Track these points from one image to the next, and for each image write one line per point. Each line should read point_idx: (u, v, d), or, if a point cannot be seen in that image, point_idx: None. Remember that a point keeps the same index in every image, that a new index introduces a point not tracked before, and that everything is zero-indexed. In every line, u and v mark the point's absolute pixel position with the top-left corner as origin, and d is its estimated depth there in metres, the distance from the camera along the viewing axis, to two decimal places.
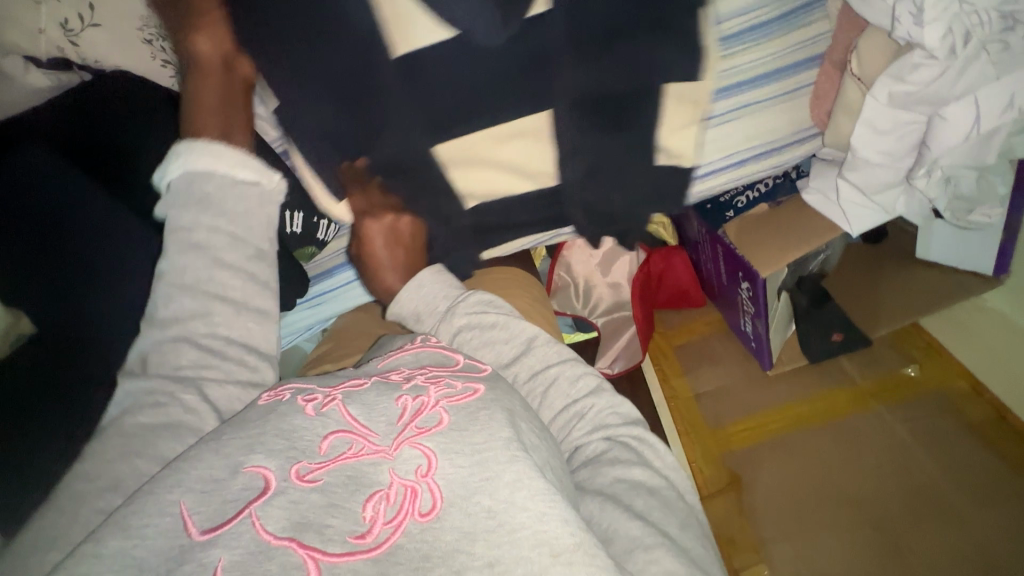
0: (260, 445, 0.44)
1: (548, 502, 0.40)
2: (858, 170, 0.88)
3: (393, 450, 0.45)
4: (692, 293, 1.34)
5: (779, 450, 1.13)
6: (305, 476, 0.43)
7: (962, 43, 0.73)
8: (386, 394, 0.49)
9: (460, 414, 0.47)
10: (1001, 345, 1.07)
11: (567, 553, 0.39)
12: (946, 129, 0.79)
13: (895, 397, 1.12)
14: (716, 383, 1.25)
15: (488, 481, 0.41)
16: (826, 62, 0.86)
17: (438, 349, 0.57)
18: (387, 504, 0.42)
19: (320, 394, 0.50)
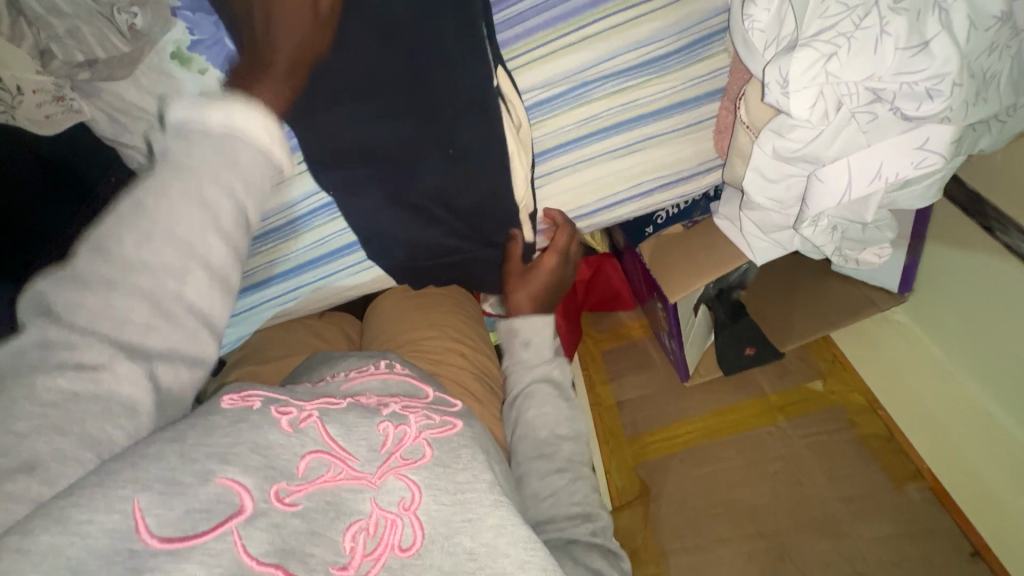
0: (232, 457, 0.42)
1: (529, 550, 0.43)
2: (755, 211, 0.90)
3: (376, 479, 0.44)
4: (622, 296, 1.43)
5: (688, 461, 1.22)
6: (284, 499, 0.41)
7: (833, 109, 0.71)
8: (364, 419, 0.47)
9: (443, 449, 0.47)
10: (897, 359, 1.18)
11: None
12: (823, 190, 0.77)
13: (794, 410, 1.24)
14: (637, 392, 1.35)
15: (470, 522, 0.43)
16: (725, 98, 0.84)
17: (404, 378, 0.57)
18: (368, 535, 0.41)
19: (295, 408, 0.48)
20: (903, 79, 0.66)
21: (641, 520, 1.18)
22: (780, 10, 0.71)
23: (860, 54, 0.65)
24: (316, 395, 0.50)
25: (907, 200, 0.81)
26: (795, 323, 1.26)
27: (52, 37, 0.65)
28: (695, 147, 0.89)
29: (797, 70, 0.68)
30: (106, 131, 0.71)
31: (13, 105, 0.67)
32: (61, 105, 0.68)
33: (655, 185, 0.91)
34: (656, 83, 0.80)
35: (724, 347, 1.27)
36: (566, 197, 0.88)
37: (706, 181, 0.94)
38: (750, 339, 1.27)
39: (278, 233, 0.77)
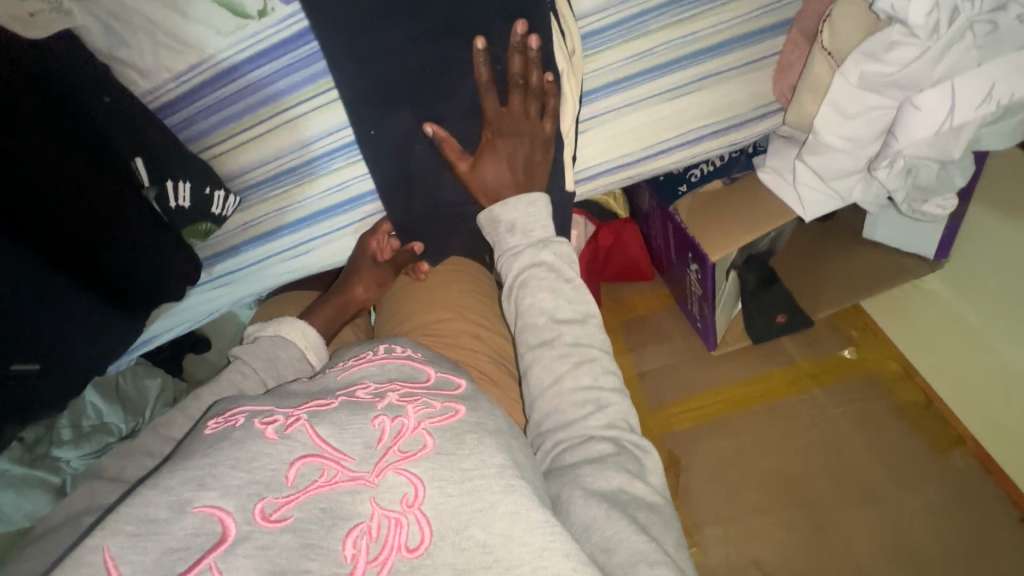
0: (210, 479, 0.36)
1: (549, 535, 0.37)
2: (819, 155, 0.82)
3: (375, 477, 0.38)
4: (643, 266, 1.34)
5: (721, 433, 1.16)
6: (271, 515, 0.35)
7: (945, 23, 0.67)
8: (357, 415, 0.41)
9: (446, 436, 0.41)
10: (925, 317, 1.15)
11: None
12: (917, 118, 0.73)
13: (826, 377, 1.19)
14: (660, 360, 1.27)
15: (481, 512, 0.37)
16: (794, 30, 0.80)
17: (405, 362, 0.50)
18: (371, 539, 0.36)
19: (280, 415, 0.41)
20: None
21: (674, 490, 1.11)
22: None
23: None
24: (305, 396, 0.44)
25: (988, 137, 0.78)
26: (827, 286, 1.20)
27: None
28: (751, 90, 0.83)
29: None
30: (97, 42, 0.58)
31: None
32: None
33: (691, 137, 0.85)
34: (711, 14, 0.75)
35: (754, 316, 1.19)
36: (616, 141, 0.82)
37: (761, 127, 0.89)
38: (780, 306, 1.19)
39: (293, 175, 0.70)
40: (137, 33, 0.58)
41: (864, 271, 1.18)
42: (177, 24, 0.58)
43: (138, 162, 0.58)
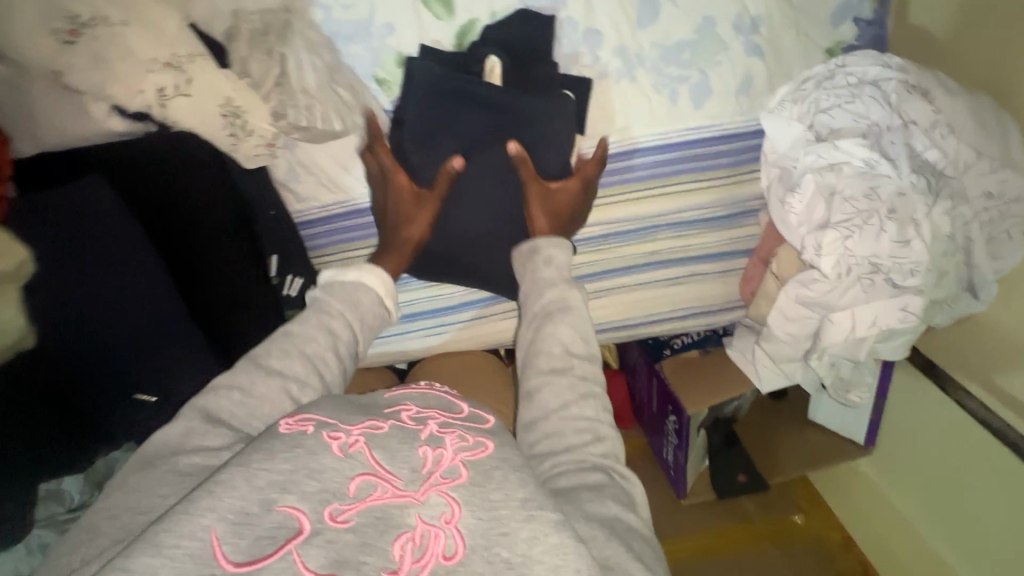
0: (291, 485, 0.46)
1: (559, 554, 0.46)
2: (771, 343, 1.00)
3: (419, 496, 0.48)
4: (624, 416, 1.40)
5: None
6: (337, 517, 0.45)
7: (847, 273, 0.88)
8: (406, 443, 0.51)
9: (477, 470, 0.51)
10: (860, 503, 1.26)
11: None
12: (833, 328, 0.93)
13: (778, 539, 1.28)
14: None
15: (506, 535, 0.47)
16: (756, 257, 1.04)
17: (442, 395, 0.61)
18: (415, 544, 0.45)
19: (342, 433, 0.51)
20: (894, 259, 0.86)
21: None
22: (810, 203, 0.91)
23: (868, 240, 0.87)
24: (362, 417, 0.53)
25: (887, 352, 0.96)
26: (779, 457, 1.28)
27: (293, 107, 0.87)
28: (724, 288, 1.09)
29: (828, 241, 0.88)
30: (280, 174, 0.97)
31: (239, 141, 0.87)
32: (268, 150, 0.90)
33: (691, 312, 1.10)
34: (710, 234, 1.03)
35: (718, 473, 1.27)
36: (624, 308, 1.08)
37: (725, 317, 1.13)
38: (741, 465, 1.27)
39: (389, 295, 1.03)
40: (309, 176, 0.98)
41: (815, 449, 1.26)
42: (343, 177, 0.98)
43: (275, 259, 0.97)
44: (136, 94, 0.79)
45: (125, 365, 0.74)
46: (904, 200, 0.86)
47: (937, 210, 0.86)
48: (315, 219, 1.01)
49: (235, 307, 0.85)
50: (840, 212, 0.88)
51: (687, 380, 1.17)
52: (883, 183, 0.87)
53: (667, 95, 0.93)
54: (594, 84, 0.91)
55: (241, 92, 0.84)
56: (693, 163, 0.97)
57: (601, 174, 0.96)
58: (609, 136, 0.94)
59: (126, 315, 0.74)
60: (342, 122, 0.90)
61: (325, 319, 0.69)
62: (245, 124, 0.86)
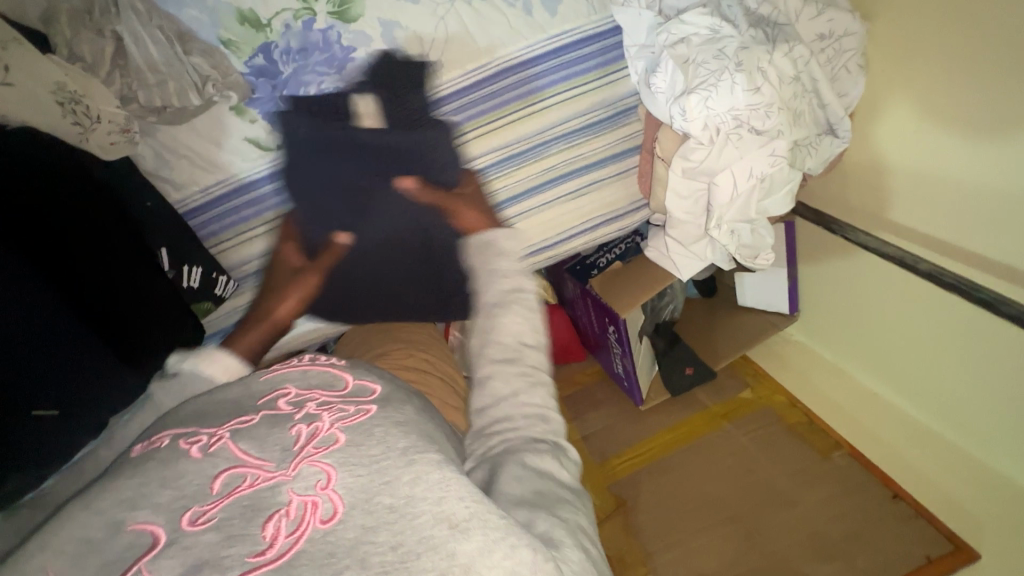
0: (140, 500, 0.46)
1: (443, 487, 0.47)
2: (676, 228, 1.02)
3: (292, 471, 0.48)
4: (573, 347, 1.42)
5: (655, 472, 1.23)
6: (197, 519, 0.44)
7: (715, 135, 0.89)
8: (277, 428, 0.51)
9: (355, 431, 0.51)
10: (802, 365, 1.30)
11: (464, 522, 0.45)
12: (720, 191, 0.92)
13: (733, 416, 1.30)
14: (599, 425, 1.33)
15: (388, 483, 0.47)
16: (644, 152, 1.05)
17: (327, 369, 0.60)
18: (287, 519, 0.44)
19: (204, 436, 0.51)
20: (751, 107, 0.86)
21: (625, 527, 1.16)
22: (672, 76, 0.90)
23: (724, 95, 0.86)
24: (227, 416, 0.53)
25: (776, 209, 0.95)
26: (720, 343, 1.35)
27: (140, 85, 0.84)
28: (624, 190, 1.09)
29: (693, 104, 0.87)
30: (148, 165, 0.92)
31: (88, 129, 0.79)
32: (125, 135, 0.84)
33: (594, 223, 1.10)
34: (597, 140, 1.03)
35: (667, 370, 1.33)
36: (542, 228, 1.08)
37: (635, 219, 1.13)
38: (687, 359, 1.33)
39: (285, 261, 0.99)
40: (177, 157, 0.92)
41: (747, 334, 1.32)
42: (215, 152, 0.93)
43: (162, 252, 0.87)
44: None
45: (23, 384, 0.66)
46: (747, 52, 0.86)
47: (777, 54, 0.87)
48: (201, 204, 0.95)
49: (143, 306, 0.80)
50: (695, 76, 0.88)
51: (614, 287, 1.18)
52: (728, 42, 0.87)
53: (521, 7, 0.93)
54: (427, 10, 0.91)
55: (75, 75, 0.79)
56: (563, 69, 0.97)
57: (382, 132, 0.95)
58: (490, 53, 0.94)
59: (32, 328, 0.66)
60: (198, 95, 0.87)
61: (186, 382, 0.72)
62: (88, 109, 0.79)
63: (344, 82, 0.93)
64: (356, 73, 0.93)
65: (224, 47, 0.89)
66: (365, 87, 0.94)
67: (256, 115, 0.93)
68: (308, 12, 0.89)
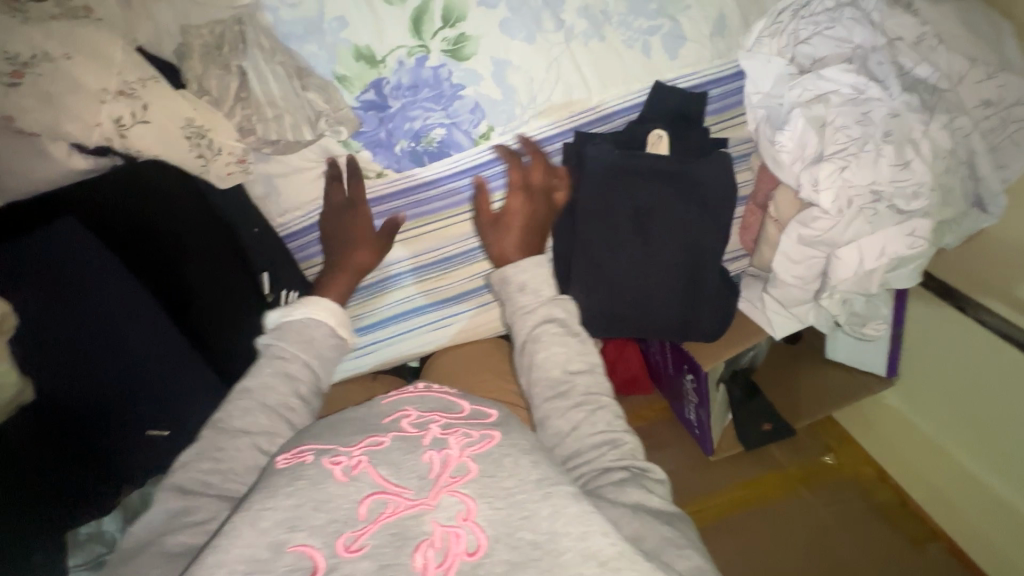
0: (298, 522, 0.47)
1: (584, 522, 0.46)
2: (777, 288, 1.00)
3: (432, 500, 0.48)
4: (642, 381, 1.36)
5: (742, 529, 1.19)
6: (351, 546, 0.45)
7: (846, 207, 0.89)
8: (411, 453, 0.52)
9: (486, 461, 0.51)
10: (891, 435, 1.28)
11: (613, 560, 0.44)
12: (840, 265, 0.94)
13: (812, 481, 1.27)
14: (669, 465, 1.29)
15: (528, 518, 0.47)
16: (752, 204, 1.06)
17: (443, 396, 0.62)
18: (435, 549, 0.45)
19: (344, 456, 0.52)
20: (897, 183, 0.88)
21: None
22: (800, 137, 0.91)
23: (866, 167, 0.88)
24: (360, 437, 0.54)
25: (897, 281, 0.97)
26: (802, 402, 1.29)
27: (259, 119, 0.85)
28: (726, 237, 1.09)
29: (825, 175, 0.88)
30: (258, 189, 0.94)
31: (208, 160, 0.83)
32: (240, 166, 0.86)
33: None
34: None
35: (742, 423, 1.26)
36: None
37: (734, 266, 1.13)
38: (766, 415, 1.26)
39: (397, 279, 1.00)
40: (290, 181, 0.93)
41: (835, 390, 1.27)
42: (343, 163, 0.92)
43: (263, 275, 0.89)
44: (93, 129, 0.74)
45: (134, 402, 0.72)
46: (898, 120, 0.88)
47: (933, 126, 0.88)
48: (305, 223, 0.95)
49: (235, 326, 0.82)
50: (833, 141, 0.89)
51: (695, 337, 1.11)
52: (874, 106, 0.89)
53: (640, 49, 0.95)
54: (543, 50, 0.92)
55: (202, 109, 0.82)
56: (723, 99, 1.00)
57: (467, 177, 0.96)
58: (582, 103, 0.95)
59: (127, 351, 0.71)
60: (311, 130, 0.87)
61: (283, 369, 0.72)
62: (211, 142, 0.83)
63: (454, 120, 0.91)
64: (467, 112, 0.91)
65: (338, 83, 0.88)
66: (475, 125, 0.92)
67: (362, 145, 0.91)
68: (422, 49, 0.88)
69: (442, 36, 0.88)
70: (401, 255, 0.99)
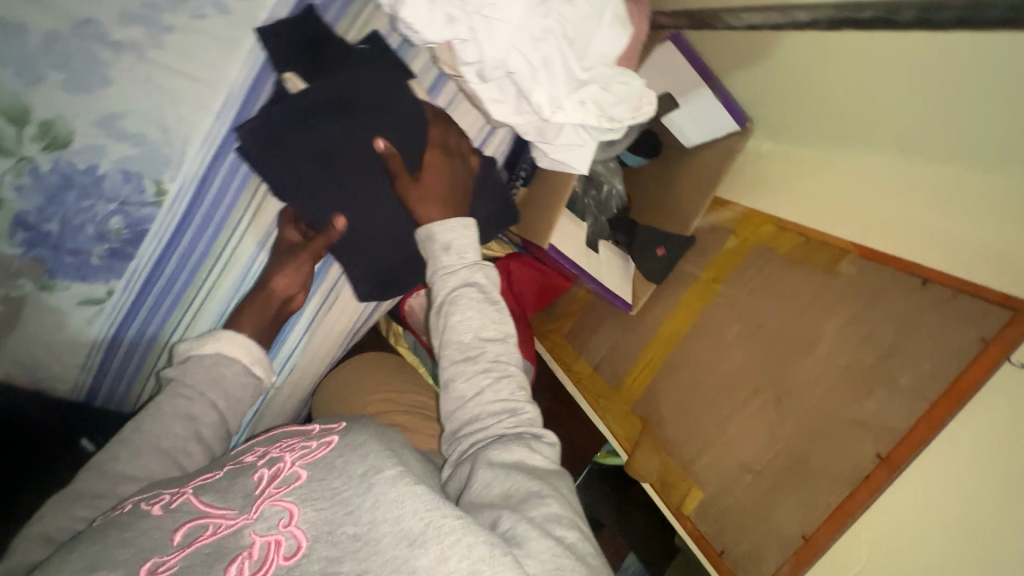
0: (99, 559, 0.42)
1: (404, 501, 0.44)
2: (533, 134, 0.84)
3: (253, 513, 0.45)
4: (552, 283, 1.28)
5: (669, 375, 1.08)
6: (157, 569, 0.41)
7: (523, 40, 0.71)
8: (240, 476, 0.50)
9: (316, 465, 0.49)
10: None
11: (424, 536, 0.41)
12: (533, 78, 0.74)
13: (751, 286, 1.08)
14: (605, 344, 1.27)
15: (351, 512, 0.44)
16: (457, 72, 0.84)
17: (294, 429, 0.61)
18: (251, 560, 0.42)
19: (167, 495, 0.49)
20: None
21: (656, 448, 1.08)
22: None
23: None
24: (191, 476, 0.52)
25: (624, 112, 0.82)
26: None
27: None
28: None
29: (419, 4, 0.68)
30: None
31: None
32: None
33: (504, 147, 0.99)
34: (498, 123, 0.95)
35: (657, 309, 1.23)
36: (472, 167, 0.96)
37: None
38: (654, 241, 1.13)
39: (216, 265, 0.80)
40: None
41: None
42: None
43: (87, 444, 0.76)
44: None
45: None
46: None
47: None
48: None
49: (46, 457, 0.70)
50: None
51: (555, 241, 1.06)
52: None
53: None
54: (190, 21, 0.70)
55: None
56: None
57: (201, 207, 0.77)
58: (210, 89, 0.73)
59: None
60: None
61: (181, 405, 0.64)
62: None
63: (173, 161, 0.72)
64: (119, 179, 0.71)
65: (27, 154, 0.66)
66: (138, 190, 0.72)
67: (72, 280, 0.73)
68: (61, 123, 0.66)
69: (86, 123, 0.67)
70: (256, 249, 0.82)
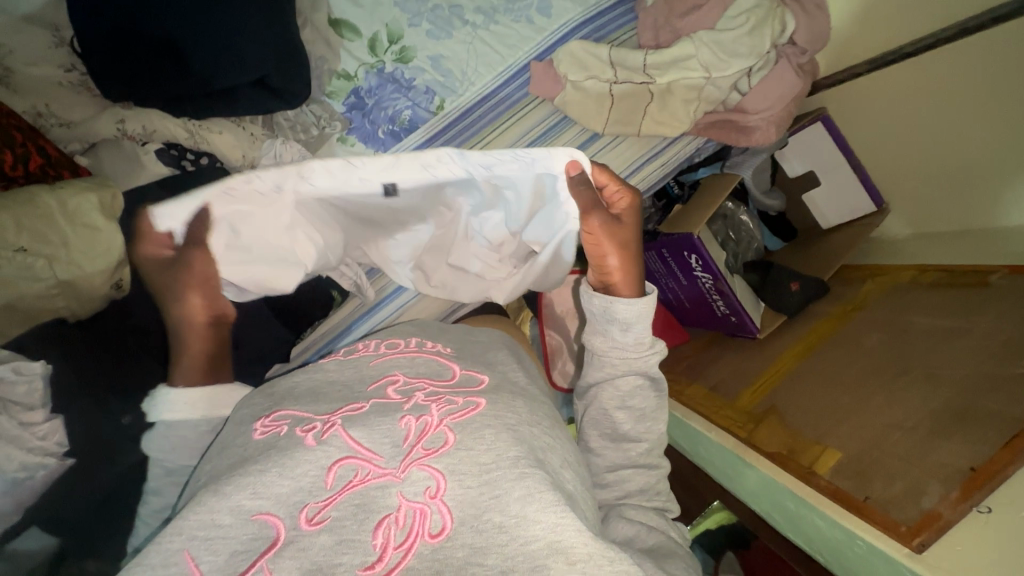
0: (261, 487, 0.43)
1: (559, 513, 0.42)
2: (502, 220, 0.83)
3: (401, 472, 0.44)
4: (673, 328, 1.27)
5: (793, 381, 1.00)
6: (312, 518, 0.41)
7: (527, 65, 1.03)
8: (386, 417, 0.47)
9: (464, 431, 0.46)
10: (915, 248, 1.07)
11: (583, 561, 0.40)
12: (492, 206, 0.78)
13: (863, 302, 1.06)
14: (724, 371, 1.14)
15: (498, 498, 0.42)
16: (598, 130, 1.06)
17: (435, 358, 0.58)
18: (397, 528, 0.40)
19: (318, 423, 0.49)
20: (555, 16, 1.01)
21: (783, 436, 0.91)
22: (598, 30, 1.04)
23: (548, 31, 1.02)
24: (338, 403, 0.50)
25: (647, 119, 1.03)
26: (824, 256, 1.21)
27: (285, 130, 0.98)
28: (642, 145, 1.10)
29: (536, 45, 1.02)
30: None
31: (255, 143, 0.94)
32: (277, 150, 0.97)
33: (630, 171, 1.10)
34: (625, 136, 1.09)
35: (773, 299, 1.16)
36: None
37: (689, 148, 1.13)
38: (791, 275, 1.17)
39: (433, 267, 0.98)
40: None
41: (840, 242, 1.21)
42: None
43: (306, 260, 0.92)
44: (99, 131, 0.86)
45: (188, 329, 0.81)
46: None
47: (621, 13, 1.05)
48: None
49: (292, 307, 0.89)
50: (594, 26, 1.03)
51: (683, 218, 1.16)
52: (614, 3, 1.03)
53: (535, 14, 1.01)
54: (461, 41, 1.00)
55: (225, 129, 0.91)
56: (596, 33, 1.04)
57: (454, 134, 1.03)
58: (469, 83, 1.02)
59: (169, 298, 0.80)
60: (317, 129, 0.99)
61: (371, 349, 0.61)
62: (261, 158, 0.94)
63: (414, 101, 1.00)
64: (422, 93, 1.00)
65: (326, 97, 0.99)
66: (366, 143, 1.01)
67: (357, 140, 1.01)
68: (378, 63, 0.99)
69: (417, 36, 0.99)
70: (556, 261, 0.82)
